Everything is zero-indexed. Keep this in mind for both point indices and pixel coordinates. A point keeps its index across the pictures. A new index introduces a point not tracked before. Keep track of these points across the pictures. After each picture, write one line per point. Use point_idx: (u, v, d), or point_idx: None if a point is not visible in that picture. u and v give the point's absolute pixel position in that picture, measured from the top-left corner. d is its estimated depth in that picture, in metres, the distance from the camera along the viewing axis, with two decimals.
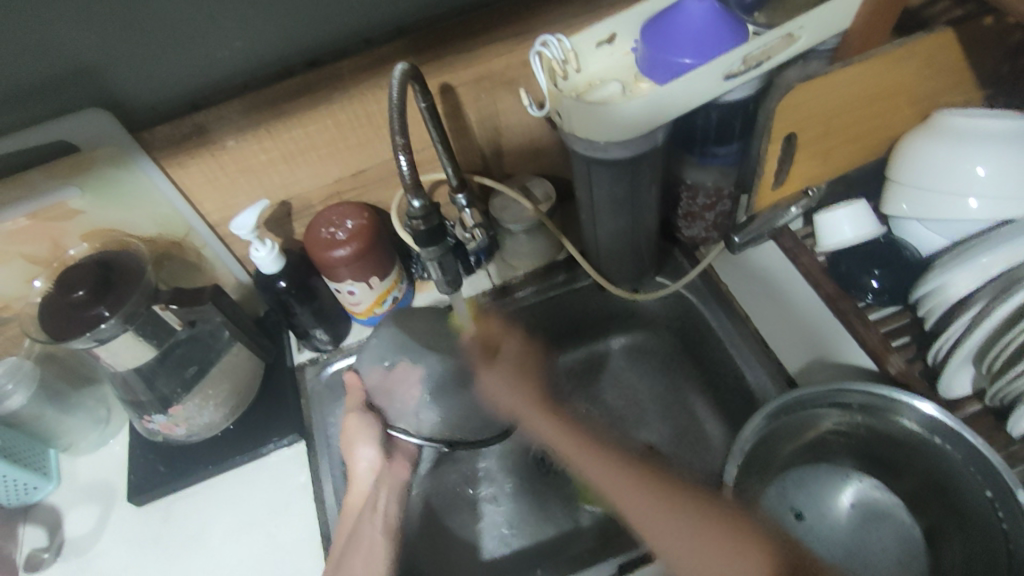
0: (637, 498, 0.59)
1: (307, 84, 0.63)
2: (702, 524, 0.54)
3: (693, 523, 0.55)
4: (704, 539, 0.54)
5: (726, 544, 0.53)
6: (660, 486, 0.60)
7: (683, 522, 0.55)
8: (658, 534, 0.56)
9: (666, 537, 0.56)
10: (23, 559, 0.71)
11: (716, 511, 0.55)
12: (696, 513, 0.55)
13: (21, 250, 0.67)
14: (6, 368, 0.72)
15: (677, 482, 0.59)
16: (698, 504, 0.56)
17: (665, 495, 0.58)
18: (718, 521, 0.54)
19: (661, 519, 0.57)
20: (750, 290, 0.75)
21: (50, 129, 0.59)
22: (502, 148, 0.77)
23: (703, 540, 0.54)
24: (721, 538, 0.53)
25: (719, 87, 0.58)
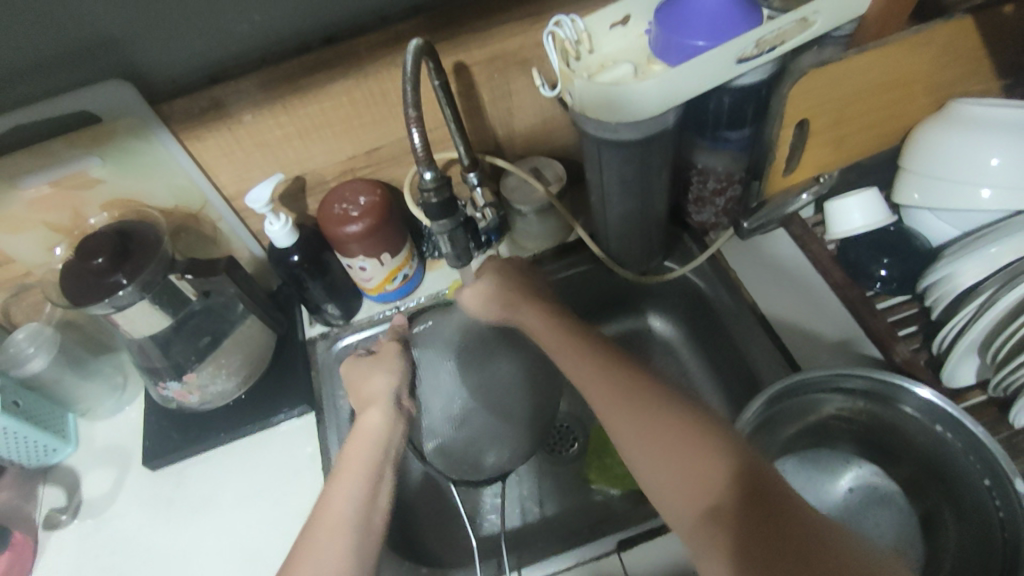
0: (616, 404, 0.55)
1: (323, 60, 0.64)
2: (656, 429, 0.52)
3: (631, 407, 0.54)
4: (650, 435, 0.52)
5: (669, 438, 0.51)
6: (621, 380, 0.56)
7: (643, 415, 0.53)
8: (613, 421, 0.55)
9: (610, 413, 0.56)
10: (41, 519, 0.73)
11: (672, 407, 0.53)
12: (655, 423, 0.52)
13: (44, 218, 0.69)
14: (29, 333, 0.74)
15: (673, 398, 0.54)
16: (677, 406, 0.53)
17: (648, 411, 0.53)
18: (668, 417, 0.52)
19: (619, 398, 0.55)
20: (759, 276, 0.74)
21: (75, 99, 0.60)
22: (515, 128, 0.78)
23: (660, 443, 0.51)
24: (687, 439, 0.50)
25: (732, 70, 0.58)
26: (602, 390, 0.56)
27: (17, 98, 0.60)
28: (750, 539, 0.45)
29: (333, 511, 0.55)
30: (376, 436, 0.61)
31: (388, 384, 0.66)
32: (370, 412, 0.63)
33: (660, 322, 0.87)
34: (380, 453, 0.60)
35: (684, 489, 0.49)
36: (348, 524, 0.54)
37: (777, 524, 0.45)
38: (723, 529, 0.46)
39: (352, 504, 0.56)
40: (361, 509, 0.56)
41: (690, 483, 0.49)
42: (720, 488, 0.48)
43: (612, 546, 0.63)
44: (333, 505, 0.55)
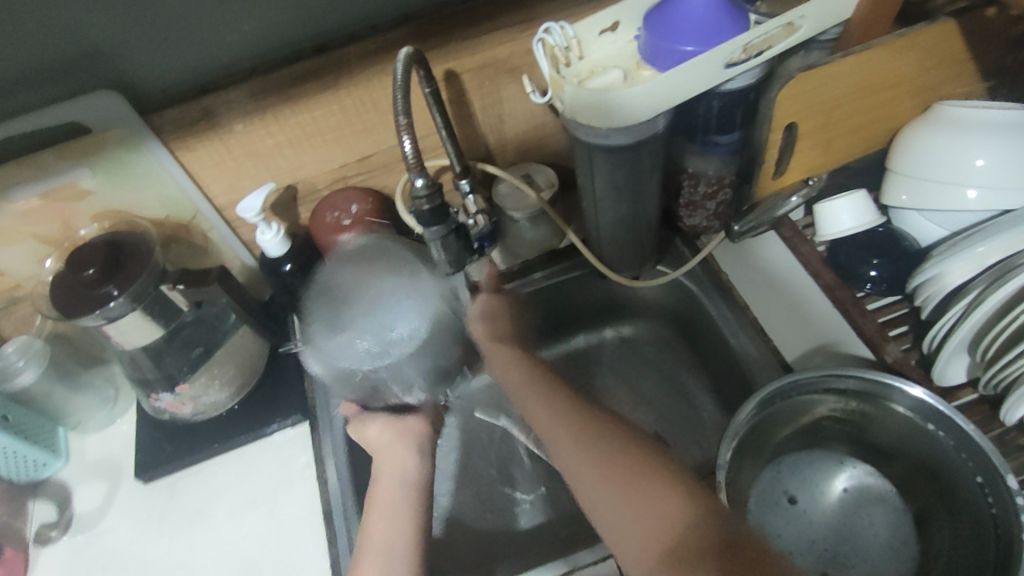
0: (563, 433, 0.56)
1: (314, 69, 0.64)
2: (634, 481, 0.50)
3: (610, 457, 0.52)
4: (635, 484, 0.50)
5: (652, 494, 0.49)
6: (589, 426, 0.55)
7: (601, 452, 0.53)
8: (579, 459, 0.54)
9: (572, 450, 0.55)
10: (31, 534, 0.72)
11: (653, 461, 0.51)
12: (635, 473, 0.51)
13: (33, 229, 0.68)
14: (18, 346, 0.73)
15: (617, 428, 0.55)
16: (613, 439, 0.54)
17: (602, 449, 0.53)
18: (633, 452, 0.53)
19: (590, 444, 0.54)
20: (751, 281, 0.75)
21: (65, 110, 0.60)
22: (507, 135, 0.78)
23: (629, 493, 0.49)
24: (635, 474, 0.51)
25: (720, 75, 0.59)
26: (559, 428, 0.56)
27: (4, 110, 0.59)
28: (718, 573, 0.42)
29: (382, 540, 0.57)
30: (396, 459, 0.63)
31: (379, 426, 0.65)
32: (378, 447, 0.65)
33: (655, 326, 0.87)
34: (399, 480, 0.62)
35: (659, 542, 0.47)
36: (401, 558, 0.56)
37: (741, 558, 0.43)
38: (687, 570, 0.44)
39: (386, 529, 0.58)
40: (390, 529, 0.58)
41: (649, 522, 0.48)
42: (681, 526, 0.47)
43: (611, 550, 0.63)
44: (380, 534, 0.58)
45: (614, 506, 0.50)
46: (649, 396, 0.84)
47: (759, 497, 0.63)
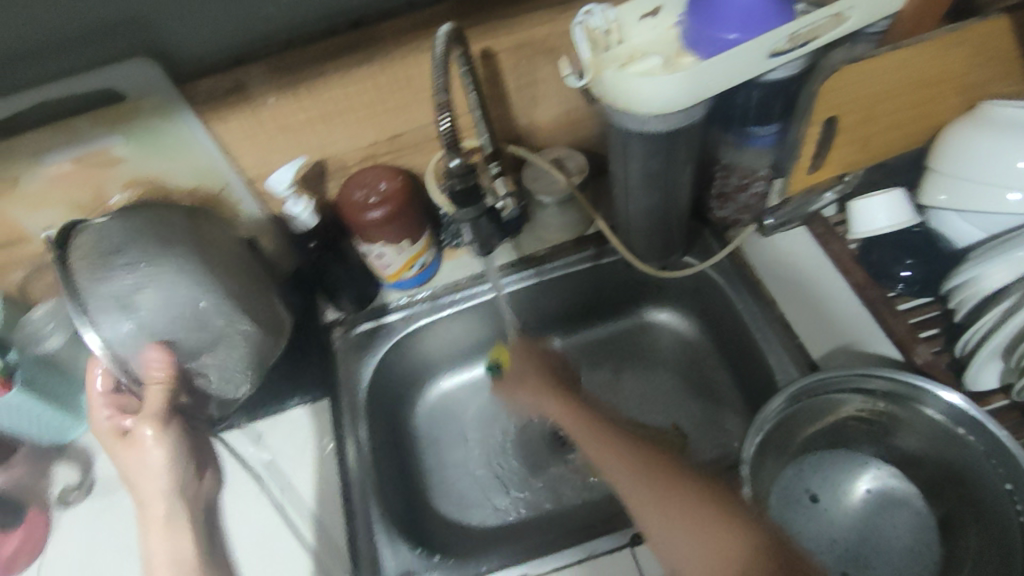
0: (612, 453, 0.61)
1: (350, 44, 0.64)
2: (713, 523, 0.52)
3: (682, 506, 0.54)
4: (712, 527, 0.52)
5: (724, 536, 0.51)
6: (666, 473, 0.57)
7: (663, 487, 0.56)
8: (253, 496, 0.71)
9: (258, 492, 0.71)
10: (53, 496, 0.74)
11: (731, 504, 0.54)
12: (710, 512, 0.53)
13: (66, 195, 0.68)
14: (49, 310, 0.74)
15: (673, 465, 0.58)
16: (672, 472, 0.57)
17: (662, 482, 0.57)
18: (696, 489, 0.55)
19: (662, 494, 0.55)
20: (781, 278, 0.74)
21: (101, 76, 0.60)
22: (539, 119, 0.77)
23: (702, 533, 0.52)
24: (703, 510, 0.53)
25: (764, 65, 0.57)
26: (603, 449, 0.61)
27: (34, 77, 0.59)
28: None
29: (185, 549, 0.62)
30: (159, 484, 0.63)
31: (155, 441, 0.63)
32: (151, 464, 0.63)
33: (676, 319, 0.86)
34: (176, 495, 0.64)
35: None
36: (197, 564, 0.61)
37: None
38: None
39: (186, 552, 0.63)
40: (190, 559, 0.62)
41: (709, 553, 0.51)
42: (742, 559, 0.49)
43: (628, 538, 0.64)
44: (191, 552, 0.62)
45: (679, 535, 0.53)
46: (668, 387, 0.84)
47: (780, 494, 0.61)
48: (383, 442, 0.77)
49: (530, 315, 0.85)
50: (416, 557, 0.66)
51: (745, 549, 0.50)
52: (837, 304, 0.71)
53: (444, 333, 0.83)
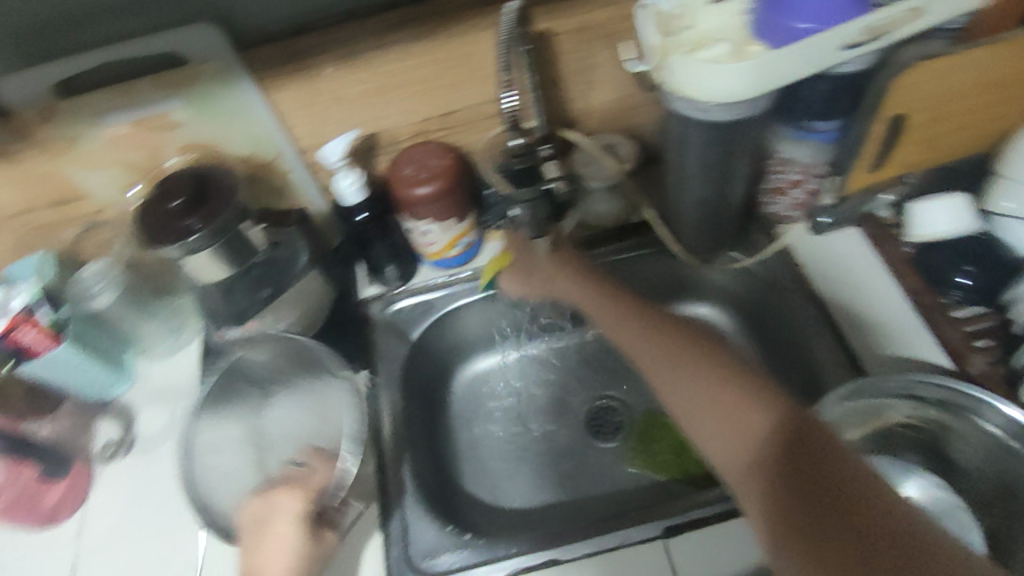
0: (645, 341, 0.59)
1: (410, 18, 0.63)
2: (727, 402, 0.49)
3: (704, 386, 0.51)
4: (728, 404, 0.49)
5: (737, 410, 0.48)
6: (695, 357, 0.54)
7: (687, 373, 0.53)
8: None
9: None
10: (96, 450, 0.76)
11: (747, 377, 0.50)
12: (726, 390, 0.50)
13: (123, 156, 0.69)
14: (100, 269, 0.75)
15: (703, 348, 0.55)
16: (701, 353, 0.54)
17: (690, 373, 0.53)
18: (722, 370, 0.52)
19: (685, 377, 0.53)
20: (830, 278, 0.72)
21: (165, 39, 0.60)
22: (592, 104, 0.76)
23: (714, 407, 0.49)
24: (723, 392, 0.50)
25: (836, 58, 0.56)
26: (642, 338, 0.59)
27: (91, 41, 0.58)
28: (787, 492, 0.41)
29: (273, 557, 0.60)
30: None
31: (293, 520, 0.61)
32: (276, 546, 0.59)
33: (718, 314, 0.83)
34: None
35: (742, 452, 0.46)
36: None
37: (817, 474, 0.41)
38: (763, 478, 0.43)
39: None
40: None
41: (730, 432, 0.47)
42: (757, 438, 0.46)
43: (659, 531, 0.63)
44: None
45: (709, 429, 0.49)
46: None
47: None
48: (417, 419, 0.78)
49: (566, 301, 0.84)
50: (446, 535, 0.66)
51: (755, 420, 0.47)
52: (889, 308, 0.69)
53: (482, 315, 0.83)
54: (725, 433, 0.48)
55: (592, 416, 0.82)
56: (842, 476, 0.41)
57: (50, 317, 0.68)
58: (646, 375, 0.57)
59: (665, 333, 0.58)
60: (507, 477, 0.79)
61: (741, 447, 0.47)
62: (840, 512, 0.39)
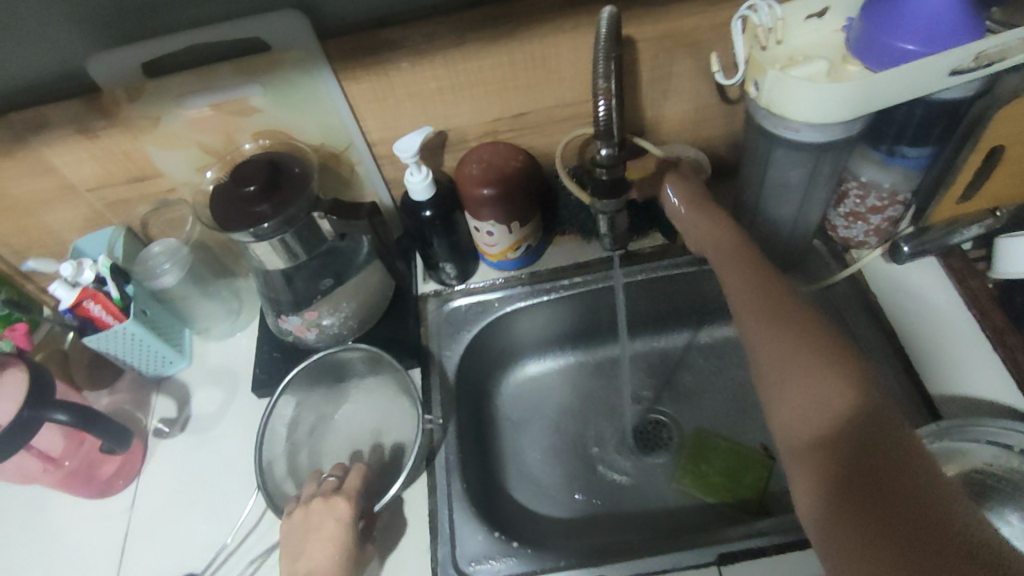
0: (746, 282, 0.61)
1: (494, 16, 0.62)
2: (773, 336, 0.56)
3: (754, 323, 0.58)
4: (771, 341, 0.56)
5: (783, 342, 0.55)
6: (782, 313, 0.57)
7: (774, 326, 0.56)
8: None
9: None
10: (151, 426, 0.77)
11: (809, 332, 0.55)
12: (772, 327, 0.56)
13: (199, 139, 0.70)
14: (168, 248, 0.77)
15: (797, 306, 0.57)
16: (788, 311, 0.57)
17: (779, 323, 0.56)
18: (804, 332, 0.55)
19: (762, 332, 0.57)
20: (905, 310, 0.69)
21: (253, 25, 0.60)
22: (667, 114, 0.75)
23: (797, 367, 0.53)
24: (810, 356, 0.53)
25: (941, 83, 0.53)
26: (738, 284, 0.61)
27: (183, 22, 0.60)
28: (854, 489, 0.45)
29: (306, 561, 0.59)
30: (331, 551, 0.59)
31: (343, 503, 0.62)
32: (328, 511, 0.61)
33: None
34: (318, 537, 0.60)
35: (806, 413, 0.51)
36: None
37: (892, 497, 0.44)
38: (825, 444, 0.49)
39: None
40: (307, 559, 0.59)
41: (803, 395, 0.51)
42: (830, 409, 0.50)
43: (712, 558, 0.61)
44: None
45: (787, 381, 0.53)
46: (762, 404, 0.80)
47: None
48: (468, 418, 0.77)
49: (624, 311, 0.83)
50: (495, 542, 0.65)
51: (834, 391, 0.50)
52: (967, 344, 0.66)
53: (536, 321, 0.82)
54: (799, 399, 0.52)
55: (641, 430, 0.81)
56: (936, 525, 0.41)
57: (117, 293, 0.70)
58: (733, 309, 0.61)
59: (766, 288, 0.60)
60: (552, 483, 0.78)
61: (818, 420, 0.50)
62: (865, 436, 0.47)
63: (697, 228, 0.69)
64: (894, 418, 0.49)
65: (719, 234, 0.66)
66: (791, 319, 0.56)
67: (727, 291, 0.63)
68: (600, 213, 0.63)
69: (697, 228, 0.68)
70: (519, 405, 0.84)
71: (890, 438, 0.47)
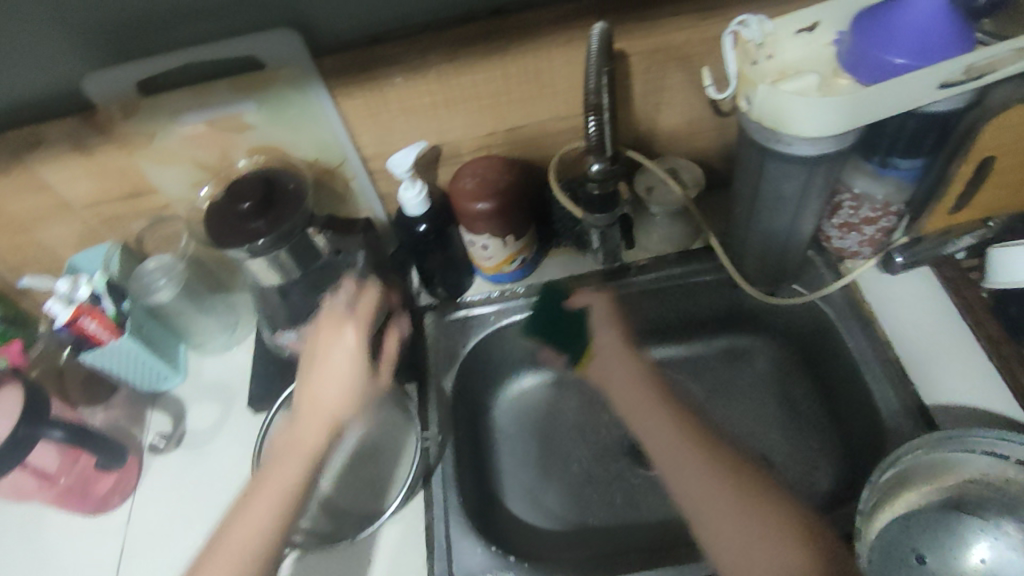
0: (656, 416, 0.67)
1: (488, 33, 0.63)
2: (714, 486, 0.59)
3: (683, 458, 0.62)
4: (705, 477, 0.60)
5: (715, 481, 0.59)
6: (701, 452, 0.62)
7: (697, 471, 0.61)
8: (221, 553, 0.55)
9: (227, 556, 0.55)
10: (147, 442, 0.77)
11: (751, 479, 0.59)
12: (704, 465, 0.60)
13: (194, 155, 0.70)
14: (164, 266, 0.77)
15: (727, 451, 0.62)
16: (711, 451, 0.62)
17: (700, 473, 0.60)
18: (740, 477, 0.59)
19: (692, 474, 0.61)
20: (899, 320, 0.70)
21: (247, 43, 0.60)
22: (661, 126, 0.75)
23: (743, 520, 0.56)
24: (750, 506, 0.57)
25: (930, 96, 0.54)
26: (647, 415, 0.67)
27: (174, 40, 0.60)
28: None
29: (318, 405, 0.60)
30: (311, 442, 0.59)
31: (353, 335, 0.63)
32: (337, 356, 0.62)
33: (781, 349, 0.83)
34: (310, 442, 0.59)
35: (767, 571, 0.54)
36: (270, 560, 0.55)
37: None
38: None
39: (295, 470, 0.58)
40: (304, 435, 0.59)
41: (760, 553, 0.55)
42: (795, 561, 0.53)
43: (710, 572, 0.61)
44: (291, 449, 0.59)
45: (731, 533, 0.56)
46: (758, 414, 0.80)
47: (883, 549, 0.59)
48: (465, 432, 0.77)
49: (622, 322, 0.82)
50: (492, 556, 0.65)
51: (788, 548, 0.54)
52: (962, 353, 0.66)
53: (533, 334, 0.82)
54: (750, 551, 0.55)
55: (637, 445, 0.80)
56: None
57: (112, 309, 0.71)
58: (653, 449, 0.65)
59: (681, 425, 0.65)
60: (549, 496, 0.78)
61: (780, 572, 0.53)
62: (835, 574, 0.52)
63: (611, 358, 0.73)
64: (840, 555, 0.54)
65: (629, 365, 0.72)
66: (738, 464, 0.60)
67: (637, 428, 0.67)
68: (593, 227, 0.69)
69: (606, 329, 0.74)
70: (513, 417, 0.84)
71: (826, 571, 0.53)
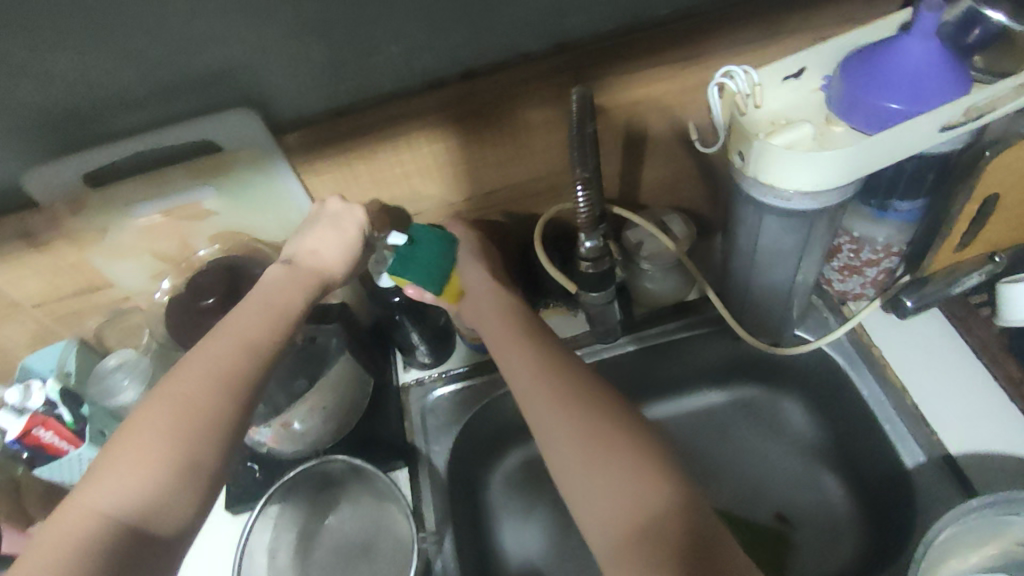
0: (524, 356, 0.58)
1: (458, 99, 0.59)
2: (593, 443, 0.49)
3: (542, 389, 0.54)
4: (559, 408, 0.52)
5: (569, 410, 0.51)
6: (565, 377, 0.54)
7: (563, 408, 0.52)
8: (140, 432, 0.43)
9: (138, 453, 0.43)
10: None
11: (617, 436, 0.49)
12: (572, 428, 0.50)
13: (153, 247, 0.66)
14: (128, 361, 0.70)
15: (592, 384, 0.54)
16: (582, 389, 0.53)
17: (557, 406, 0.52)
18: (583, 400, 0.52)
19: (537, 397, 0.53)
20: (916, 366, 0.66)
21: (200, 126, 0.56)
22: (644, 177, 0.72)
23: (601, 470, 0.48)
24: (606, 447, 0.49)
25: (931, 139, 0.50)
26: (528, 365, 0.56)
27: (120, 129, 0.55)
28: None
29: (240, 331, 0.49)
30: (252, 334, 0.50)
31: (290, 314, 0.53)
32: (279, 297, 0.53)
33: (790, 401, 0.78)
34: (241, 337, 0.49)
35: (624, 522, 0.45)
36: (198, 511, 0.44)
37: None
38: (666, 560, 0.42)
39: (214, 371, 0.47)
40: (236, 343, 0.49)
41: (625, 515, 0.45)
42: (667, 529, 0.44)
43: None
44: (223, 343, 0.48)
45: (597, 482, 0.48)
46: (772, 472, 0.75)
47: None
48: (463, 516, 0.72)
49: (623, 380, 0.78)
50: None
51: (660, 512, 0.45)
52: (986, 399, 0.63)
53: None
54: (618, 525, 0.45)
55: None
56: None
57: (69, 415, 0.66)
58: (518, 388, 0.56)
59: (556, 363, 0.56)
60: None
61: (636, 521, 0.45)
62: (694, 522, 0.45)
63: (483, 296, 0.66)
64: (716, 540, 0.44)
65: (502, 310, 0.64)
66: (574, 376, 0.54)
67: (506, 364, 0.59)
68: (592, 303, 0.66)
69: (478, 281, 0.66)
70: (513, 494, 0.79)
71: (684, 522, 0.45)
